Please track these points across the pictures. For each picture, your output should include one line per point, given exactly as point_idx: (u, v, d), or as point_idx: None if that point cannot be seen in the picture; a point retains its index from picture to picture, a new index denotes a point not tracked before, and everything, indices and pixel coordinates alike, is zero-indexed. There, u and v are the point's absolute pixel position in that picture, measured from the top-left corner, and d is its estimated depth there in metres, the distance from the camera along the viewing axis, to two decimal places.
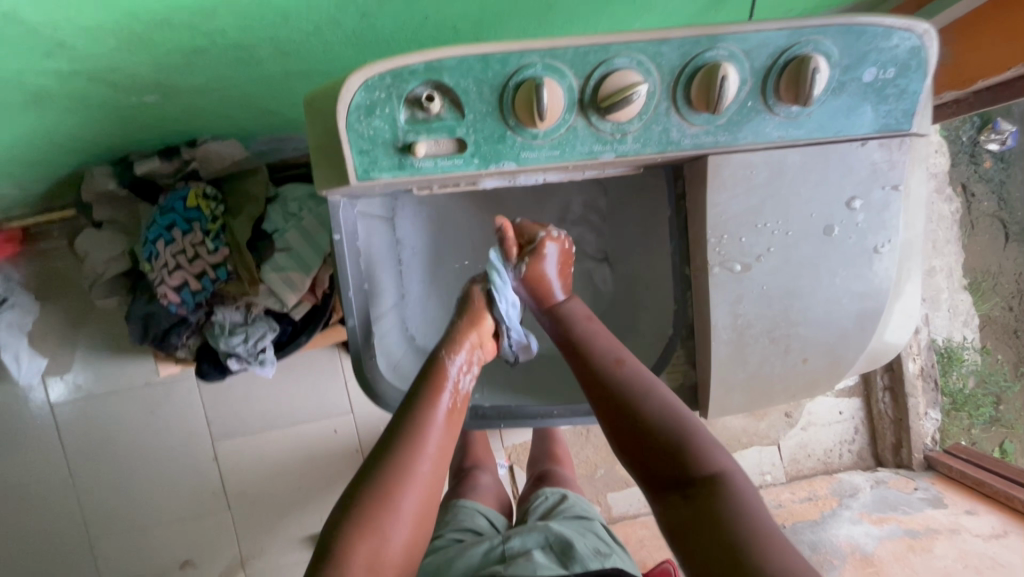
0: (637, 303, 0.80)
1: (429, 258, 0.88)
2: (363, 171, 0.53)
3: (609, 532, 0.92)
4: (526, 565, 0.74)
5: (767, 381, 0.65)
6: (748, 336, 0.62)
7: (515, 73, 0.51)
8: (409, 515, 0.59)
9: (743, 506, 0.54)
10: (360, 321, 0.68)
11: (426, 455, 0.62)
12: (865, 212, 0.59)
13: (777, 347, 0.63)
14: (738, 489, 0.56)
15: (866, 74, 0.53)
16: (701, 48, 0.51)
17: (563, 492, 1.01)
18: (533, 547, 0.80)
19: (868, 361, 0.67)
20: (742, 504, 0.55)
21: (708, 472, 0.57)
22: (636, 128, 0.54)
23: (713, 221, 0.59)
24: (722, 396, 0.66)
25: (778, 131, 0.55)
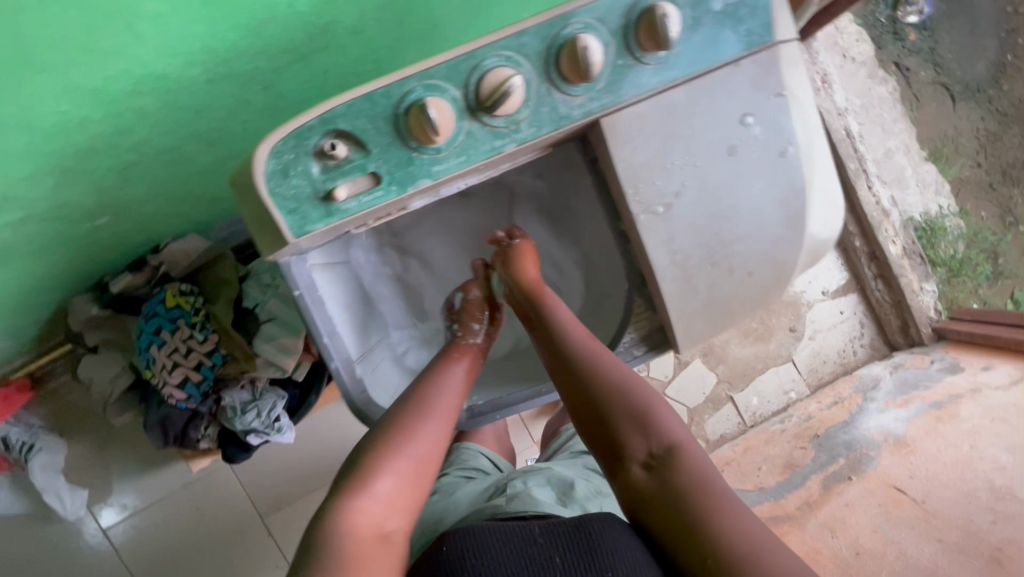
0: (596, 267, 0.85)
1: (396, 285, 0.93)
2: (298, 228, 0.58)
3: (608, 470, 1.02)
4: (524, 499, 0.81)
5: (724, 302, 0.69)
6: (691, 267, 0.66)
7: (401, 100, 0.55)
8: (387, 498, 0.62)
9: (697, 477, 0.62)
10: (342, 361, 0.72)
11: (440, 416, 0.69)
12: (760, 124, 0.63)
13: (721, 270, 0.67)
14: (694, 458, 0.64)
15: (716, 4, 0.58)
16: (558, 27, 0.55)
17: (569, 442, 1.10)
18: (534, 485, 0.87)
19: (808, 257, 0.72)
20: (696, 476, 0.62)
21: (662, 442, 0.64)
22: (526, 114, 0.58)
23: (626, 174, 0.63)
24: (687, 328, 0.70)
25: (654, 79, 0.59)
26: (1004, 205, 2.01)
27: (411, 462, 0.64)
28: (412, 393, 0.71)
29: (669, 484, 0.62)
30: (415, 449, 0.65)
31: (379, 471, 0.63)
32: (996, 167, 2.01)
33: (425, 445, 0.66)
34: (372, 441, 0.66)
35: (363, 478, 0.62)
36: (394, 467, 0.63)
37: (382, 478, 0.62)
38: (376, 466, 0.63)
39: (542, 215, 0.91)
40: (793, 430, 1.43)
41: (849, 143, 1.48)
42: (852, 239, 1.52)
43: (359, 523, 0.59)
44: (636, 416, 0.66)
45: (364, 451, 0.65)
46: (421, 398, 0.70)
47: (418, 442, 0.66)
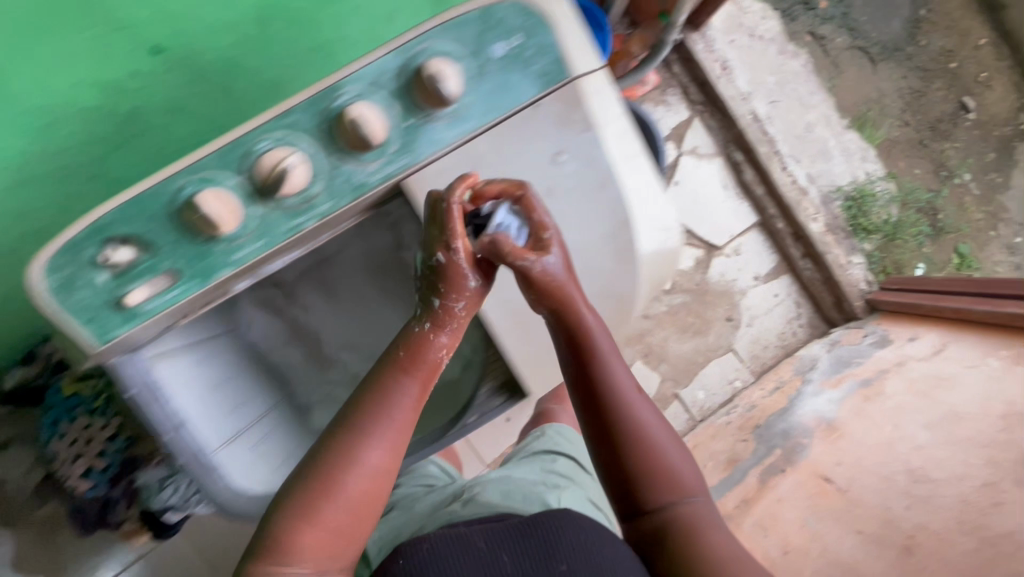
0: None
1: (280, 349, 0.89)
2: (102, 337, 0.56)
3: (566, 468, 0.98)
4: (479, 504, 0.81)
5: None
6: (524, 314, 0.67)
7: (176, 197, 0.53)
8: (340, 525, 0.55)
9: (709, 534, 0.62)
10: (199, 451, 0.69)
11: (392, 440, 0.58)
12: (573, 162, 0.61)
13: None
14: (707, 513, 0.64)
15: (497, 51, 0.56)
16: (326, 100, 0.53)
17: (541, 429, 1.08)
18: (486, 490, 0.86)
19: (651, 280, 0.71)
20: (707, 535, 0.62)
21: (683, 508, 0.62)
22: (319, 188, 0.56)
23: (442, 231, 0.61)
24: (534, 365, 0.74)
25: (449, 133, 0.58)
26: (937, 160, 1.99)
27: (354, 503, 0.56)
28: (359, 413, 0.57)
29: (678, 546, 0.61)
30: (358, 487, 0.56)
31: (313, 527, 0.54)
32: (925, 123, 1.99)
33: (365, 481, 0.56)
34: (311, 483, 0.55)
35: (299, 534, 0.53)
36: (327, 514, 0.54)
37: (321, 530, 0.54)
38: (314, 517, 0.54)
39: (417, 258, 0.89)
40: (737, 421, 1.42)
41: (757, 127, 1.47)
42: (773, 222, 1.51)
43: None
44: (659, 469, 0.62)
45: (296, 488, 0.55)
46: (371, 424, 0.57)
47: (358, 477, 0.56)
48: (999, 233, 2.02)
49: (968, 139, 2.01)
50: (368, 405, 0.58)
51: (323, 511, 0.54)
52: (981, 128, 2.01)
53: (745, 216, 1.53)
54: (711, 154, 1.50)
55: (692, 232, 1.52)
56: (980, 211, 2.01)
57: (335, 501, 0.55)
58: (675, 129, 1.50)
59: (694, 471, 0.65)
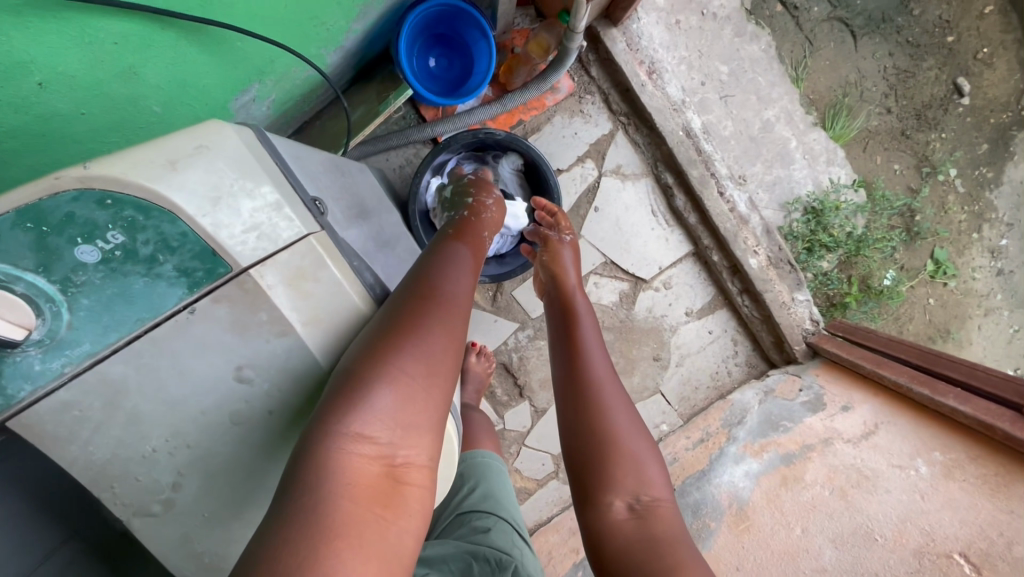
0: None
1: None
2: None
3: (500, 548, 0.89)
4: None
5: None
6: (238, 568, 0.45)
7: None
8: (407, 387, 0.44)
9: (674, 532, 0.64)
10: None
11: (463, 310, 0.50)
12: (266, 374, 0.43)
13: None
14: (673, 516, 0.66)
15: (84, 257, 0.37)
16: None
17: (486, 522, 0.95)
18: None
19: None
20: (673, 524, 0.64)
21: (651, 484, 0.67)
22: None
23: (85, 476, 0.42)
24: None
25: (53, 363, 0.39)
26: (922, 153, 1.72)
27: (431, 360, 0.45)
28: (430, 273, 0.52)
29: (647, 533, 0.62)
30: (431, 342, 0.46)
31: (401, 377, 0.43)
32: (910, 111, 1.71)
33: (439, 340, 0.47)
34: (397, 326, 0.45)
35: (384, 384, 0.42)
36: (403, 364, 0.44)
37: (408, 385, 0.43)
38: (396, 370, 0.43)
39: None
40: None
41: (689, 145, 1.24)
42: (708, 253, 1.31)
43: (351, 452, 0.41)
44: (631, 448, 0.69)
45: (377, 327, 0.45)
46: (455, 285, 0.52)
47: (436, 334, 0.47)
48: (983, 235, 1.76)
49: (958, 128, 1.72)
50: (431, 270, 0.53)
51: (394, 364, 0.43)
52: (974, 115, 1.72)
53: (676, 246, 1.32)
54: (638, 175, 1.27)
55: (615, 263, 1.31)
56: (964, 213, 1.75)
57: (413, 353, 0.45)
58: (596, 145, 1.25)
59: (660, 463, 0.70)
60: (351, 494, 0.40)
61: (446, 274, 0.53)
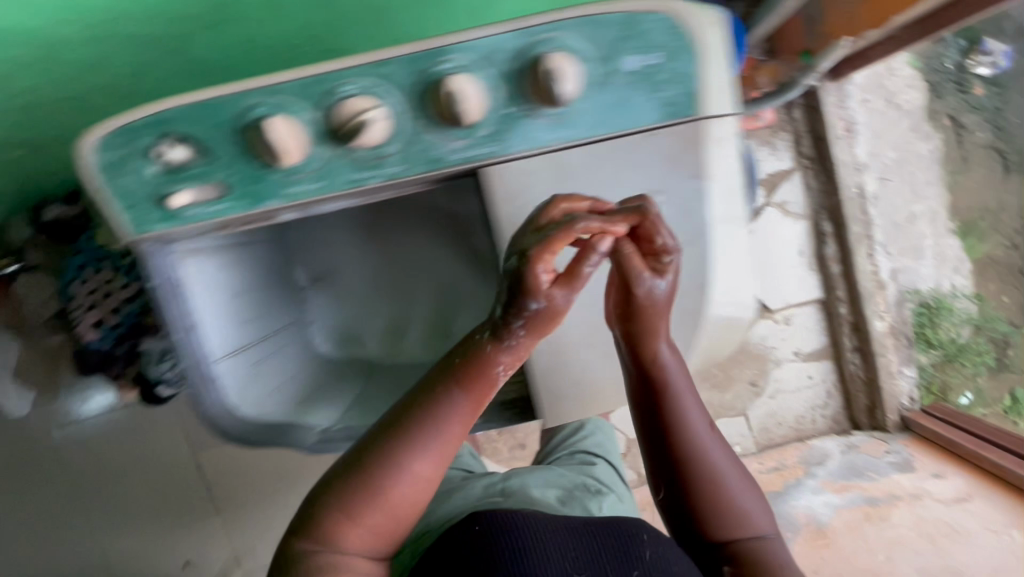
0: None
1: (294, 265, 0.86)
2: (138, 227, 0.54)
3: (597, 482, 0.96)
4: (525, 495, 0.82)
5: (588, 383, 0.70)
6: (566, 344, 0.67)
7: (244, 114, 0.49)
8: (378, 521, 0.51)
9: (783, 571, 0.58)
10: (192, 365, 0.67)
11: (446, 447, 0.53)
12: (668, 204, 0.56)
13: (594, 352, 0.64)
14: (779, 551, 0.59)
15: (628, 64, 0.49)
16: (431, 62, 0.47)
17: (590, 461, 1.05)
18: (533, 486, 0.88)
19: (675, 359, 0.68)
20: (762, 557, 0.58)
21: (742, 539, 0.59)
22: (395, 149, 0.51)
23: (509, 233, 0.57)
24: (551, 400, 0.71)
25: (549, 134, 0.52)
26: None
27: (422, 469, 0.52)
28: (405, 407, 0.53)
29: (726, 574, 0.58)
30: (402, 486, 0.52)
31: (386, 490, 0.51)
32: None
33: (431, 461, 0.52)
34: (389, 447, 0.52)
35: (372, 497, 0.51)
36: (369, 510, 0.51)
37: (392, 497, 0.51)
38: (373, 488, 0.51)
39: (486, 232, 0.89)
40: None
41: (858, 204, 1.37)
42: (837, 304, 1.42)
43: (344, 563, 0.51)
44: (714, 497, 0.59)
45: (348, 473, 0.52)
46: (418, 413, 0.52)
47: (418, 468, 0.52)
48: None
49: None
50: (409, 403, 0.53)
51: (370, 506, 0.51)
52: None
53: (810, 288, 1.42)
54: (799, 215, 1.40)
55: None
56: None
57: (383, 496, 0.51)
58: (772, 176, 1.38)
59: (757, 498, 0.61)
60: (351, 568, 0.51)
61: (430, 412, 0.52)
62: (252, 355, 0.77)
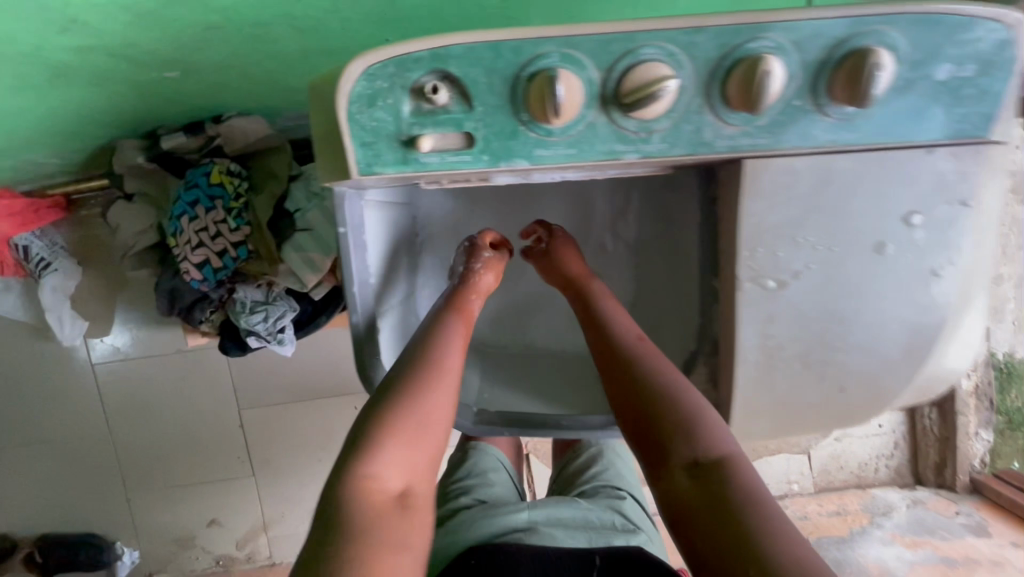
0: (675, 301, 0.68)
1: (436, 232, 0.81)
2: (365, 165, 0.50)
3: (633, 517, 0.85)
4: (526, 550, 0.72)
5: (798, 410, 0.57)
6: (777, 359, 0.55)
7: (528, 63, 0.45)
8: (372, 471, 0.53)
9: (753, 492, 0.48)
10: (364, 319, 0.63)
11: (426, 383, 0.58)
12: (925, 229, 0.52)
13: (811, 374, 0.56)
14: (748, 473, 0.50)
15: (940, 72, 0.46)
16: (744, 38, 0.44)
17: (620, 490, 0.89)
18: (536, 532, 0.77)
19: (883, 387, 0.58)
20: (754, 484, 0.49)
21: (709, 457, 0.51)
22: (664, 126, 0.48)
23: (748, 231, 0.53)
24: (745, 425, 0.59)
25: (827, 135, 0.48)
26: None
27: (415, 423, 0.56)
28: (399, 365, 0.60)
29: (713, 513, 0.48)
30: (379, 435, 0.54)
31: (384, 447, 0.54)
32: None
33: (409, 404, 0.56)
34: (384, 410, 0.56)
35: (369, 458, 0.53)
36: (365, 459, 0.53)
37: (393, 453, 0.54)
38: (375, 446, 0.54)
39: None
40: None
41: None
42: None
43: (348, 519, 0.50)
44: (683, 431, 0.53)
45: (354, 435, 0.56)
46: (422, 370, 0.59)
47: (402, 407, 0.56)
48: None
49: None
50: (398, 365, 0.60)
51: (358, 456, 0.53)
52: None
53: None
54: None
55: None
56: None
57: (374, 444, 0.54)
58: None
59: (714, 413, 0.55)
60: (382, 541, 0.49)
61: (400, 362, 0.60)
62: (403, 319, 0.73)
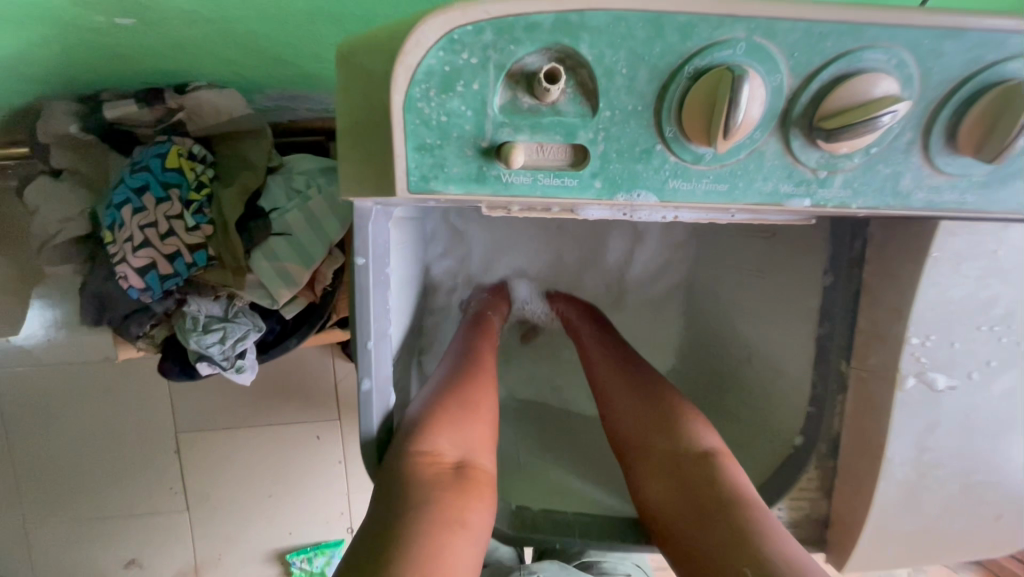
0: (765, 380, 0.54)
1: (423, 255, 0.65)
2: (418, 177, 0.33)
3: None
4: None
5: (945, 541, 0.45)
6: (933, 480, 0.42)
7: (698, 53, 0.30)
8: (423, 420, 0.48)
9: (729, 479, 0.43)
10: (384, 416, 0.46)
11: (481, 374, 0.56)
12: None
13: (967, 498, 0.43)
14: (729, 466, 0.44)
15: None
16: (1000, 54, 0.31)
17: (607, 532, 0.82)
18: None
19: None
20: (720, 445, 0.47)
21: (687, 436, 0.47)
22: (855, 165, 0.34)
23: (922, 312, 0.40)
24: (881, 554, 0.45)
25: None
26: None
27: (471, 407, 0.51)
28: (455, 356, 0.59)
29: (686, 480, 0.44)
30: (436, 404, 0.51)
31: (447, 419, 0.49)
32: None
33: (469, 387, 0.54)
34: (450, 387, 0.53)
35: (424, 430, 0.47)
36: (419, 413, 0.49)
37: (452, 421, 0.49)
38: (435, 416, 0.49)
39: (695, 275, 0.70)
40: None
41: None
42: None
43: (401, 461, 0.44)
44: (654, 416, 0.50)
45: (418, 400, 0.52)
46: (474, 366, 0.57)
47: (468, 388, 0.53)
48: None
49: None
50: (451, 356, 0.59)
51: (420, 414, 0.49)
52: None
53: None
54: None
55: None
56: None
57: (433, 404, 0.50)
58: None
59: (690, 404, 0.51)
60: (444, 514, 0.41)
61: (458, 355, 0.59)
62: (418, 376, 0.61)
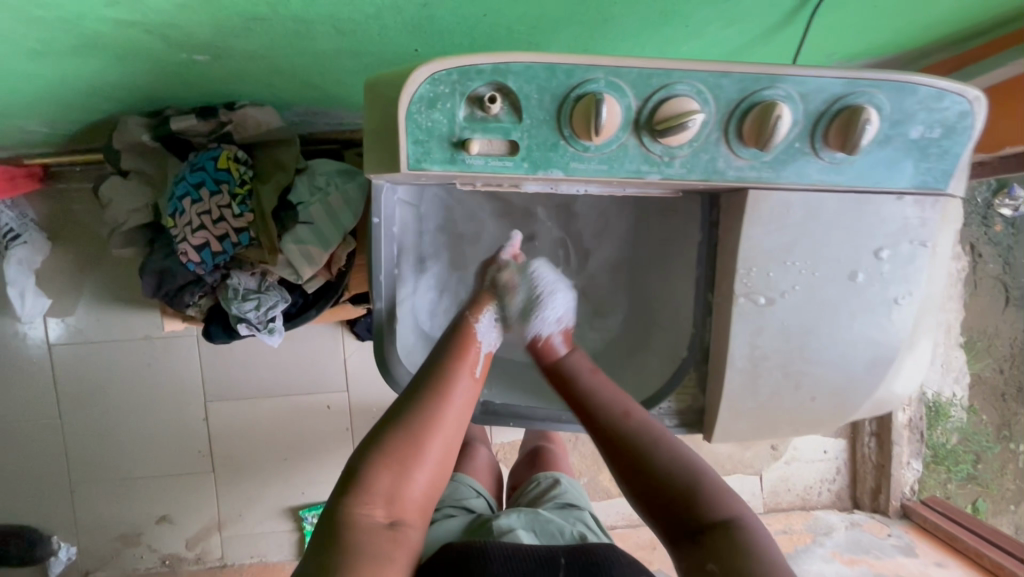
0: (669, 317, 0.75)
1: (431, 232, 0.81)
2: (414, 161, 0.54)
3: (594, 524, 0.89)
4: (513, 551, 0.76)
5: (776, 415, 0.66)
6: (763, 368, 0.63)
7: (578, 86, 0.52)
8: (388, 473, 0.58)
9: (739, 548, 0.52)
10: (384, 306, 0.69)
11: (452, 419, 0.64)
12: (891, 262, 0.61)
13: (789, 383, 0.64)
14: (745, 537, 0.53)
15: (913, 132, 0.55)
16: (761, 85, 0.52)
17: (556, 477, 0.99)
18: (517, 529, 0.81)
19: (839, 398, 0.65)
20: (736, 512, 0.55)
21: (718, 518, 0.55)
22: (685, 153, 0.54)
23: (747, 252, 0.60)
24: (733, 421, 0.67)
25: (819, 175, 0.56)
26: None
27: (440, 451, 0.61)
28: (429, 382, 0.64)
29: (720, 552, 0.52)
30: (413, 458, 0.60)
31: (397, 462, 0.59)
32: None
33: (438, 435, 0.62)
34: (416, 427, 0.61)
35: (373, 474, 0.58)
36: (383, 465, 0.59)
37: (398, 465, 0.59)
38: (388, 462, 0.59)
39: None
40: None
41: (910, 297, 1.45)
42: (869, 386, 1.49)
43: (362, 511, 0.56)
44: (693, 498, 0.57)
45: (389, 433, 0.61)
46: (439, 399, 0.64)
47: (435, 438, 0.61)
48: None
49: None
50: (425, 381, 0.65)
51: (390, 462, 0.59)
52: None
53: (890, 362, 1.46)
54: None
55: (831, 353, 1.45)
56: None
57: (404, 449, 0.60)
58: None
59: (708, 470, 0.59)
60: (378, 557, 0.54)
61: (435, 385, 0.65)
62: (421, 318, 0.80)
